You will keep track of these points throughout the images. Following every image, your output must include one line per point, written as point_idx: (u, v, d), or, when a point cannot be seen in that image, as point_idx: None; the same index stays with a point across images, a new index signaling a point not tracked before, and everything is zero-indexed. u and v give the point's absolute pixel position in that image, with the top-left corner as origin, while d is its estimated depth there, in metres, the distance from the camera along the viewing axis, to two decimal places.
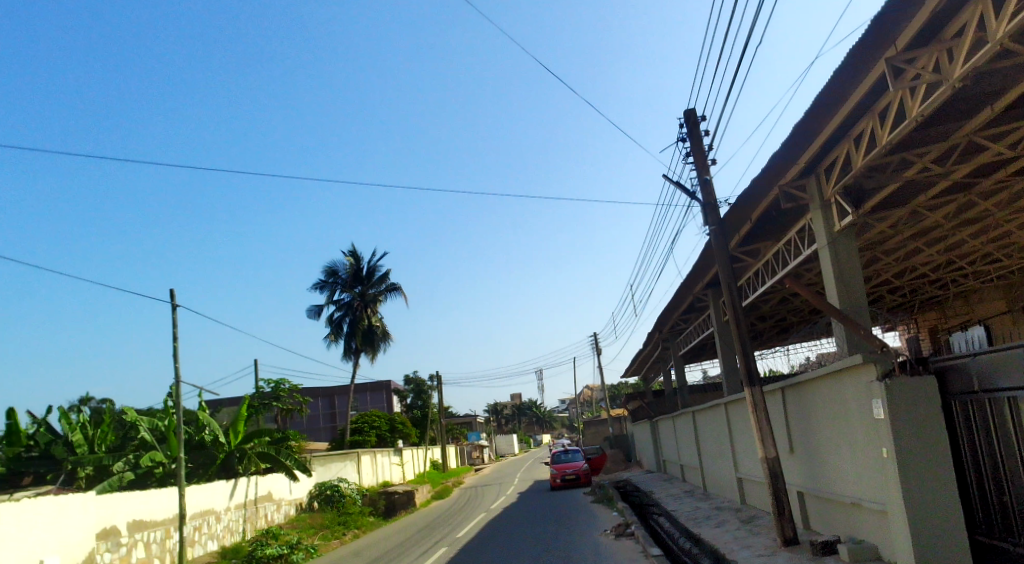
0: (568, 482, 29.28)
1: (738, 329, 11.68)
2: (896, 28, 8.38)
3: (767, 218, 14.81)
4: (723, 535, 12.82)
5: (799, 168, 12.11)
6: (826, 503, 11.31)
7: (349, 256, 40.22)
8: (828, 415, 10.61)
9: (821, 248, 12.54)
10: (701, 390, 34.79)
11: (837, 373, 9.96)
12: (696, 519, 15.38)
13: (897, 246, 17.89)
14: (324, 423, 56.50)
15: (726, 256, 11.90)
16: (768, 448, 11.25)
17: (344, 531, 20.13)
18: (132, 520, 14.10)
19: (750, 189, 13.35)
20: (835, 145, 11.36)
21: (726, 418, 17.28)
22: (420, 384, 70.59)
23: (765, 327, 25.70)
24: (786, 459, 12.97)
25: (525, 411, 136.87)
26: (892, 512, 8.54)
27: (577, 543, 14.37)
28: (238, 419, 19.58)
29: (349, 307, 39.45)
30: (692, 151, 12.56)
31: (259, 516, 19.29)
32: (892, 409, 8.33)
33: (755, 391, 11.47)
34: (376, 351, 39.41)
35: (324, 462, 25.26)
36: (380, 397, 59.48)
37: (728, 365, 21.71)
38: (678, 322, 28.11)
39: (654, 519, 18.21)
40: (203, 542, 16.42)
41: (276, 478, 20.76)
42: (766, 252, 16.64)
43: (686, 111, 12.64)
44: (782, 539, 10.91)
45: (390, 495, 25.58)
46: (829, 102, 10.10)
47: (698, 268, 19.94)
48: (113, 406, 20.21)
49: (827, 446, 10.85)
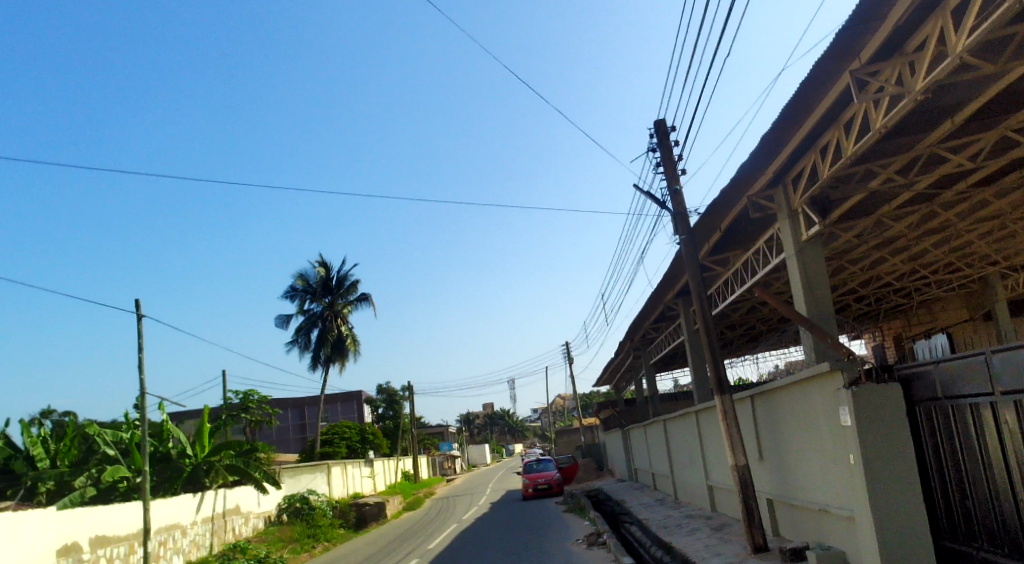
0: (541, 491, 29.26)
1: (708, 338, 11.75)
2: (860, 41, 8.56)
3: (736, 227, 14.98)
4: (694, 544, 12.86)
5: (767, 178, 12.26)
6: (795, 509, 11.43)
7: (319, 265, 39.82)
8: (797, 423, 10.73)
9: (789, 257, 12.70)
10: (672, 398, 35.07)
11: (805, 381, 10.08)
12: (668, 527, 15.48)
13: (863, 255, 18.21)
14: (294, 434, 55.85)
15: (697, 264, 11.97)
16: (738, 457, 11.33)
17: (314, 544, 19.86)
18: (94, 535, 13.71)
19: (719, 200, 13.52)
20: (802, 156, 11.57)
21: (697, 428, 17.37)
22: (392, 394, 70.22)
23: (735, 336, 25.98)
24: (756, 467, 13.10)
25: (498, 421, 136.69)
26: (860, 517, 8.65)
27: (549, 553, 14.33)
28: (205, 432, 19.36)
29: (318, 317, 39.08)
30: (663, 161, 12.66)
31: (227, 530, 18.93)
32: (859, 417, 8.45)
33: (726, 399, 11.57)
34: (345, 360, 39.03)
35: (294, 475, 24.94)
36: (351, 407, 58.88)
37: (698, 373, 21.90)
38: (649, 330, 28.29)
39: (626, 527, 18.29)
40: (168, 557, 16.03)
41: (245, 490, 20.40)
42: (736, 261, 16.83)
43: (657, 121, 12.77)
44: (752, 546, 10.96)
45: (361, 507, 25.32)
46: (796, 113, 10.27)
47: (669, 277, 20.12)
48: (76, 419, 19.68)
49: (795, 454, 10.97)
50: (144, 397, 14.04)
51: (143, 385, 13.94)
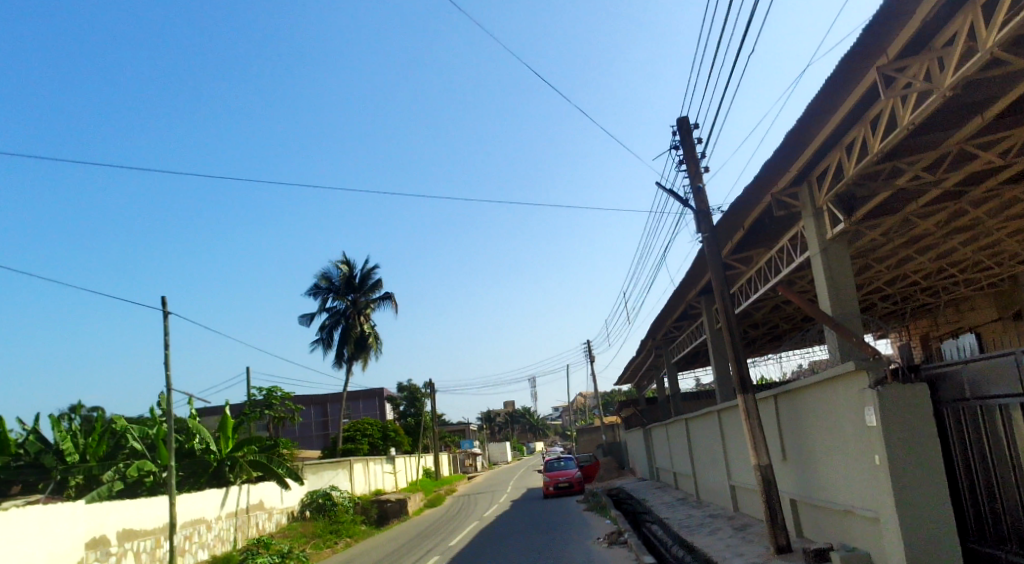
0: (561, 490, 29.25)
1: (730, 338, 11.65)
2: (887, 37, 8.43)
3: (759, 225, 14.84)
4: (715, 544, 12.76)
5: (791, 176, 12.13)
6: (819, 510, 11.31)
7: (342, 263, 40.13)
8: (821, 423, 10.60)
9: (814, 255, 12.56)
10: (694, 397, 34.85)
11: (829, 380, 9.97)
12: (689, 527, 15.41)
13: (889, 254, 17.94)
14: (316, 431, 56.41)
15: (720, 263, 11.88)
16: (761, 456, 11.23)
17: (336, 540, 20.01)
18: (122, 529, 13.95)
19: (743, 197, 13.42)
20: (827, 153, 11.42)
21: (719, 427, 17.23)
22: (414, 392, 70.56)
23: (758, 334, 25.76)
24: (779, 467, 12.97)
25: (519, 419, 136.97)
26: (885, 517, 8.52)
27: (570, 551, 14.34)
28: (229, 427, 19.62)
29: (341, 315, 39.39)
30: (685, 159, 12.58)
31: (251, 525, 19.14)
32: (885, 417, 8.33)
33: (748, 398, 11.47)
34: (367, 358, 39.28)
35: (316, 471, 25.21)
36: (373, 404, 59.33)
37: (720, 371, 21.74)
38: (671, 329, 28.13)
39: (648, 526, 18.21)
40: (194, 551, 16.27)
41: (267, 486, 20.58)
42: (759, 259, 16.68)
43: (680, 119, 12.68)
44: (775, 547, 10.85)
45: (382, 503, 25.57)
46: (821, 109, 10.15)
47: (691, 275, 19.99)
48: (104, 414, 20.01)
49: (820, 454, 10.84)
50: (170, 393, 14.18)
51: (169, 382, 14.10)
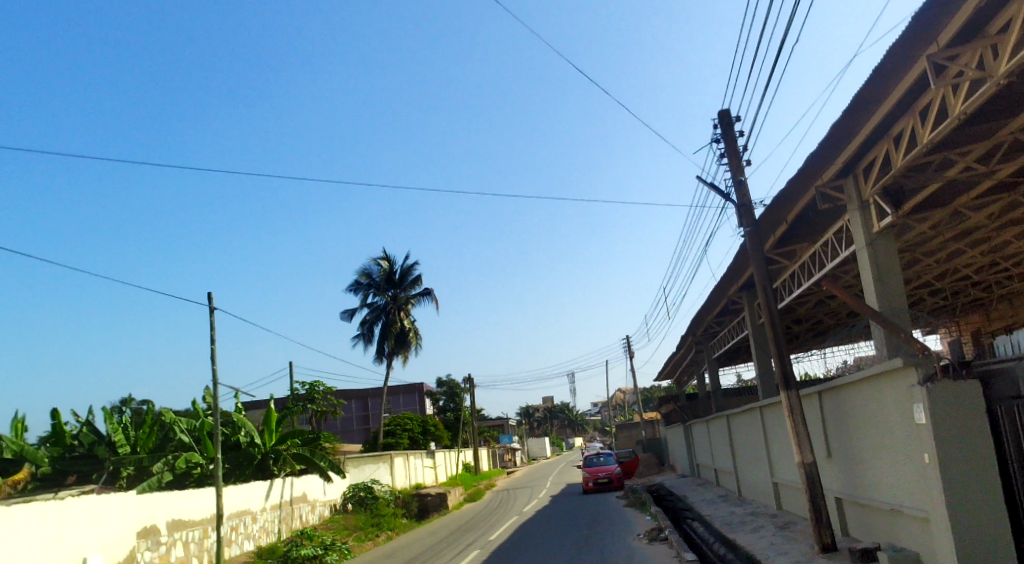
0: (601, 485, 29.13)
1: (773, 333, 11.45)
2: (937, 23, 8.16)
3: (803, 218, 14.54)
4: (758, 542, 12.56)
5: (836, 168, 11.85)
6: (866, 509, 11.05)
7: (383, 259, 40.57)
8: (867, 420, 10.35)
9: (860, 249, 12.24)
10: (735, 394, 34.35)
11: (876, 376, 9.73)
12: (731, 524, 15.20)
13: (939, 247, 17.41)
14: (358, 425, 57.20)
15: (762, 257, 11.67)
16: (805, 453, 11.03)
17: (377, 533, 20.26)
18: (171, 519, 14.34)
19: (786, 190, 13.15)
20: (874, 144, 11.11)
21: (761, 423, 16.94)
22: (454, 387, 71.02)
23: (801, 330, 25.27)
24: (824, 464, 12.71)
25: (558, 414, 136.91)
26: (935, 517, 8.29)
27: (609, 547, 14.27)
28: (273, 421, 20.01)
29: (381, 310, 39.82)
30: (727, 152, 12.39)
31: (295, 517, 19.51)
32: (936, 414, 8.09)
33: (792, 395, 11.26)
34: (407, 353, 39.64)
35: (358, 464, 25.58)
36: (413, 399, 59.90)
37: (762, 367, 21.39)
38: (712, 324, 27.77)
39: (688, 523, 18.03)
40: (240, 542, 16.66)
41: (310, 479, 20.95)
42: (802, 254, 16.34)
43: (721, 111, 12.49)
44: (820, 546, 10.64)
45: (423, 497, 25.78)
46: (867, 100, 9.88)
47: (732, 270, 19.69)
48: (153, 407, 20.58)
49: (866, 452, 10.59)
50: (216, 387, 14.50)
51: (215, 376, 14.43)
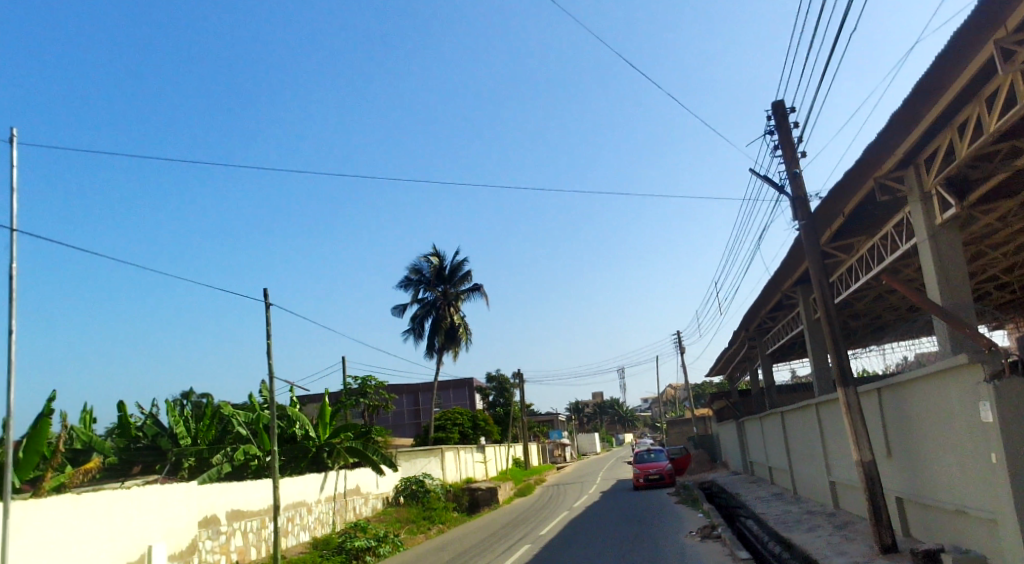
0: (652, 482, 28.87)
1: (830, 329, 11.16)
2: (1005, 7, 7.81)
3: (861, 211, 14.11)
4: (815, 541, 12.28)
5: (896, 159, 11.46)
6: (928, 510, 10.69)
7: (433, 255, 40.94)
8: (929, 418, 10.01)
9: (921, 242, 11.82)
10: (790, 390, 33.60)
11: (939, 373, 9.40)
12: (786, 523, 14.90)
13: (1006, 239, 16.69)
14: (409, 419, 57.97)
15: (818, 251, 11.37)
16: (863, 452, 10.74)
17: (429, 526, 20.51)
18: (231, 510, 14.80)
19: (843, 182, 12.78)
20: (936, 134, 10.71)
21: (817, 420, 16.53)
22: (504, 382, 71.29)
23: (859, 325, 24.56)
24: (884, 464, 12.33)
25: (607, 410, 136.21)
26: (1003, 518, 7.96)
27: (661, 544, 14.14)
28: (326, 415, 20.37)
29: (432, 305, 40.21)
30: (781, 144, 12.10)
31: (348, 509, 19.90)
32: (1003, 413, 7.77)
33: (849, 392, 10.97)
34: (457, 348, 39.96)
35: (409, 458, 25.92)
36: (462, 393, 60.37)
37: (818, 364, 20.85)
38: (766, 319, 27.20)
39: (742, 521, 17.74)
40: (296, 532, 17.09)
41: (363, 472, 21.34)
42: (860, 247, 15.86)
43: (775, 102, 12.21)
44: (880, 546, 10.34)
45: (473, 491, 25.99)
46: (929, 88, 9.53)
47: (786, 264, 19.24)
48: (212, 400, 21.23)
49: (928, 450, 10.25)
50: (272, 382, 14.88)
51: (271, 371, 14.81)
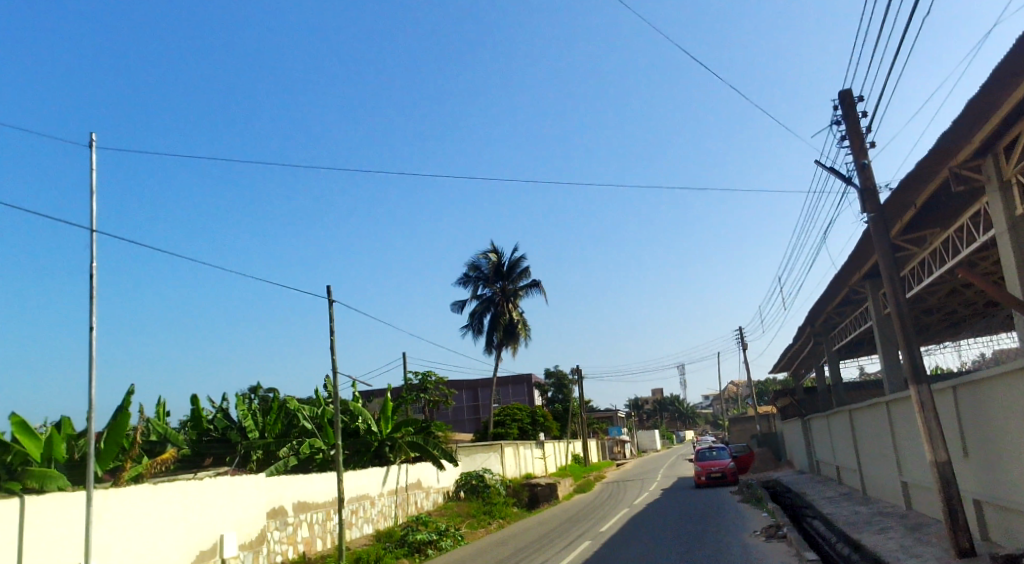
0: (714, 480, 28.39)
1: (901, 324, 10.76)
2: None
3: (935, 201, 13.54)
4: (887, 543, 11.87)
5: (973, 147, 10.94)
6: (1009, 514, 10.19)
7: (491, 252, 41.20)
8: (1009, 417, 9.54)
9: (1000, 233, 11.26)
10: (858, 387, 32.53)
11: (1019, 370, 8.96)
12: (856, 524, 14.45)
13: None
14: (468, 415, 58.53)
15: (888, 244, 10.96)
16: (938, 452, 10.32)
17: (489, 521, 20.69)
18: (297, 501, 15.26)
19: (915, 172, 12.29)
20: (1017, 120, 10.19)
21: (888, 418, 15.96)
22: (562, 378, 71.21)
23: (933, 320, 23.58)
24: (961, 465, 11.80)
25: (667, 407, 134.51)
26: None
27: (724, 543, 13.90)
28: (388, 410, 20.79)
29: (490, 302, 40.48)
30: (848, 134, 11.71)
31: (410, 503, 20.25)
32: None
33: (922, 389, 10.55)
34: (516, 344, 40.12)
35: (469, 453, 26.18)
36: (521, 390, 60.59)
37: (889, 360, 20.12)
38: (833, 315, 26.40)
39: (809, 521, 17.28)
40: (360, 524, 17.50)
41: (424, 467, 21.68)
42: (934, 240, 15.22)
43: (842, 91, 11.82)
44: (956, 550, 9.90)
45: (533, 487, 26.09)
46: (1009, 72, 9.06)
47: (854, 257, 18.62)
48: (280, 395, 21.92)
49: (1008, 451, 9.77)
50: (336, 377, 15.26)
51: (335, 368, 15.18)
